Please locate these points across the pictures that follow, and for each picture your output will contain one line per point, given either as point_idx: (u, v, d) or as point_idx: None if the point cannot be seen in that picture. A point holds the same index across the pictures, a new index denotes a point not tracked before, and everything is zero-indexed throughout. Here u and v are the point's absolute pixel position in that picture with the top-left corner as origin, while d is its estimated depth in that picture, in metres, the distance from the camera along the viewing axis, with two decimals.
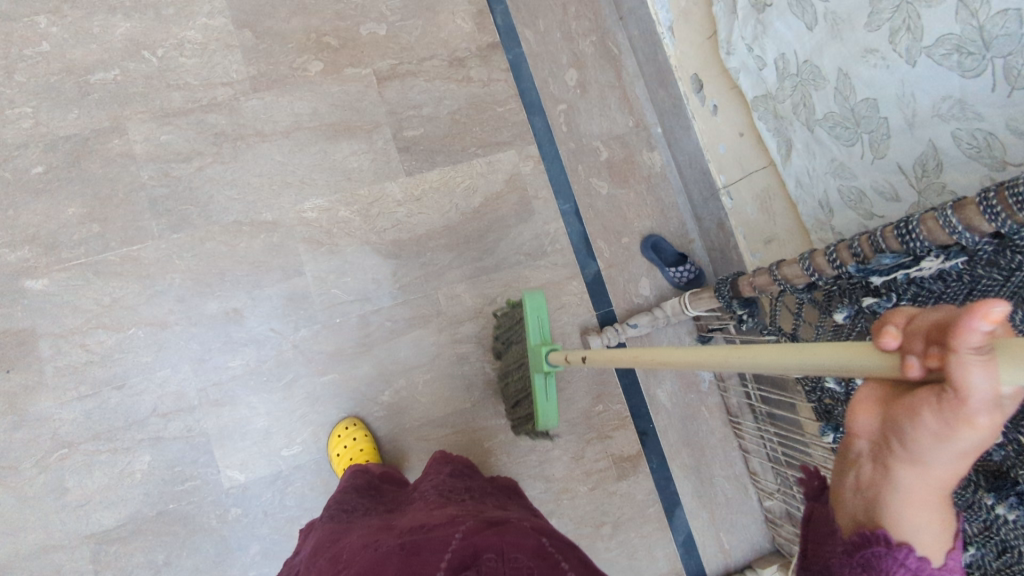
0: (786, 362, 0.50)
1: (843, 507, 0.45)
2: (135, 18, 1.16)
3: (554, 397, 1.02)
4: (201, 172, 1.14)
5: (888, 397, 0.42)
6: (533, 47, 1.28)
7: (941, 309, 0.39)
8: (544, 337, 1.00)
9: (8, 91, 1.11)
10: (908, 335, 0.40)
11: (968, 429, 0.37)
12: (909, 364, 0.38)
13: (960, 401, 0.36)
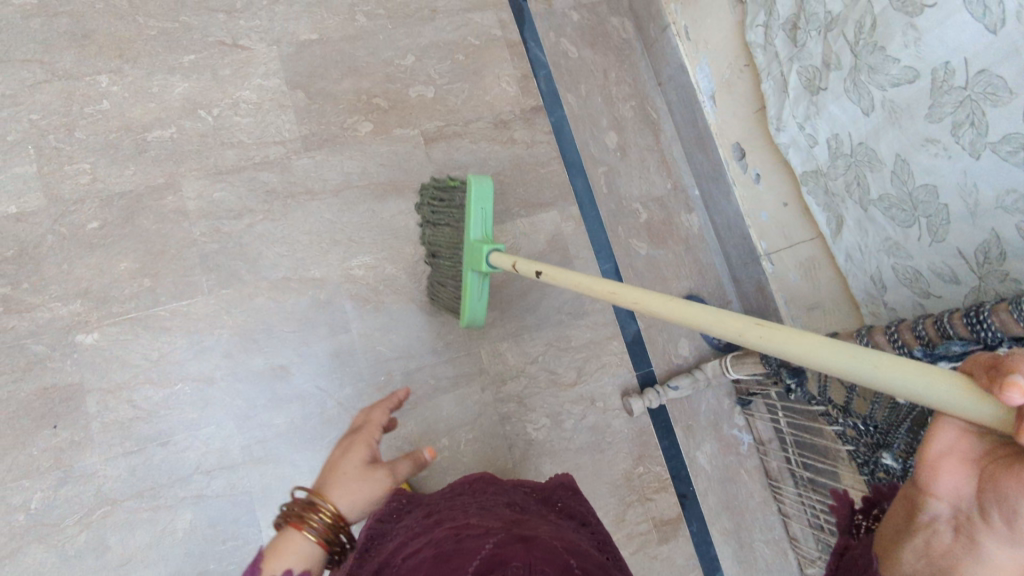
0: (851, 365, 0.46)
1: (900, 557, 0.47)
2: (192, 79, 1.19)
3: (483, 297, 1.05)
4: (251, 229, 1.16)
5: (995, 464, 0.44)
6: (575, 111, 1.31)
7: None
8: (485, 236, 0.99)
9: (68, 148, 1.13)
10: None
11: None
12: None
13: None
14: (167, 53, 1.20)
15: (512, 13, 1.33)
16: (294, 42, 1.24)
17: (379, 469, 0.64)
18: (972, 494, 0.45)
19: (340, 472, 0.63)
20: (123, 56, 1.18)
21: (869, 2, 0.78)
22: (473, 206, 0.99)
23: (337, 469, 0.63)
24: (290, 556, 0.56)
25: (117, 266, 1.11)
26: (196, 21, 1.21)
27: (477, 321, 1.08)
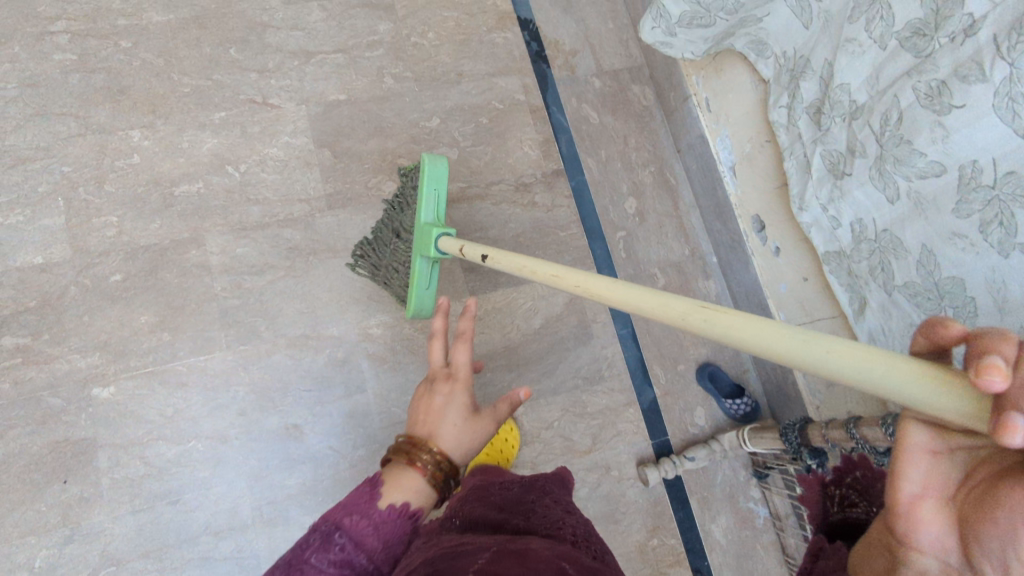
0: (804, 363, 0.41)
1: None
2: (222, 135, 1.21)
3: (433, 288, 1.06)
4: (272, 285, 1.16)
5: (979, 498, 0.41)
6: (595, 175, 1.33)
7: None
8: (436, 219, 1.01)
9: (97, 201, 1.15)
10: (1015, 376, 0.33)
11: None
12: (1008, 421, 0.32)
13: None
14: (199, 109, 1.22)
15: (535, 79, 1.36)
16: (322, 101, 1.26)
17: (478, 419, 0.69)
18: (958, 543, 0.41)
19: (444, 421, 0.67)
20: (155, 111, 1.20)
21: (894, 97, 0.80)
22: (425, 186, 0.99)
23: (442, 416, 0.67)
24: (406, 493, 0.61)
25: (137, 320, 1.12)
26: (228, 79, 1.24)
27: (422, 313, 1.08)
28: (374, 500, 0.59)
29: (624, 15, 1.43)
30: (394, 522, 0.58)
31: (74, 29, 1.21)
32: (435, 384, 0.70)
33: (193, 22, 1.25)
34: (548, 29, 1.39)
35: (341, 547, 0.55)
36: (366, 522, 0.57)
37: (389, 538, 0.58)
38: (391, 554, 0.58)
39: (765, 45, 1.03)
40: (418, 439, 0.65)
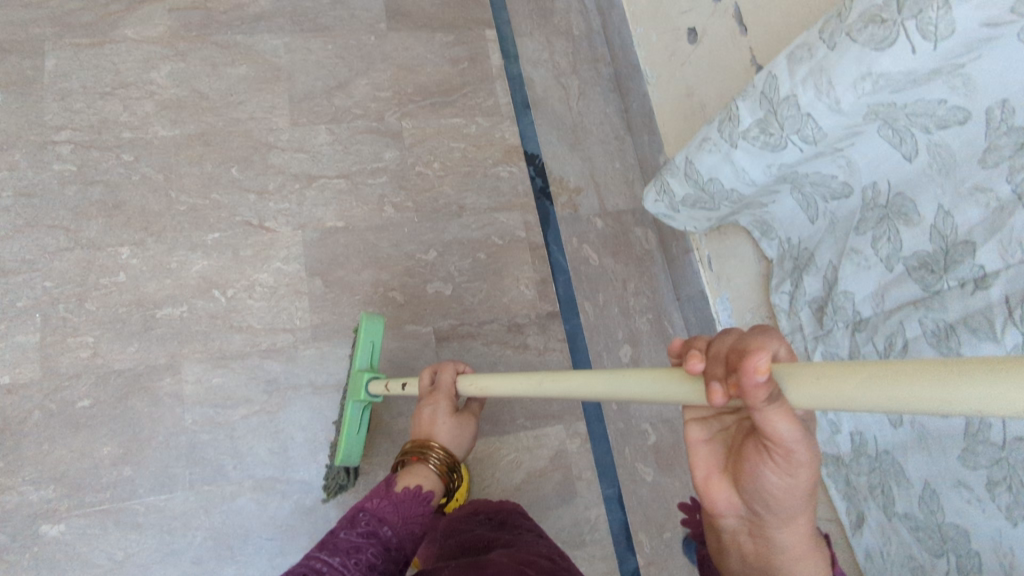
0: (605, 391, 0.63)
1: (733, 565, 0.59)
2: (212, 257, 1.19)
3: (362, 432, 1.07)
4: (245, 420, 1.12)
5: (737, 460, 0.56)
6: (591, 320, 1.30)
7: (727, 336, 0.51)
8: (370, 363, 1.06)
9: (75, 319, 1.12)
10: (711, 360, 0.50)
11: (800, 471, 0.51)
12: (713, 388, 0.48)
13: (783, 452, 0.50)
14: (193, 228, 1.20)
15: (537, 216, 1.34)
16: (319, 227, 1.25)
17: (460, 417, 0.97)
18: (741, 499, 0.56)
19: (436, 426, 0.95)
20: (148, 228, 1.18)
21: (899, 325, 0.76)
22: (359, 338, 1.06)
23: (433, 421, 0.94)
24: (418, 478, 0.89)
25: (99, 451, 1.07)
26: (226, 199, 1.23)
27: (352, 460, 1.07)
28: (389, 488, 0.86)
29: (632, 156, 1.43)
30: (407, 504, 0.84)
31: (77, 140, 1.20)
32: (424, 400, 0.96)
33: (198, 139, 1.25)
34: (555, 165, 1.39)
35: (366, 522, 0.79)
36: (386, 504, 0.83)
37: (404, 514, 0.83)
38: (408, 527, 0.83)
39: (769, 227, 1.01)
40: (422, 442, 0.94)
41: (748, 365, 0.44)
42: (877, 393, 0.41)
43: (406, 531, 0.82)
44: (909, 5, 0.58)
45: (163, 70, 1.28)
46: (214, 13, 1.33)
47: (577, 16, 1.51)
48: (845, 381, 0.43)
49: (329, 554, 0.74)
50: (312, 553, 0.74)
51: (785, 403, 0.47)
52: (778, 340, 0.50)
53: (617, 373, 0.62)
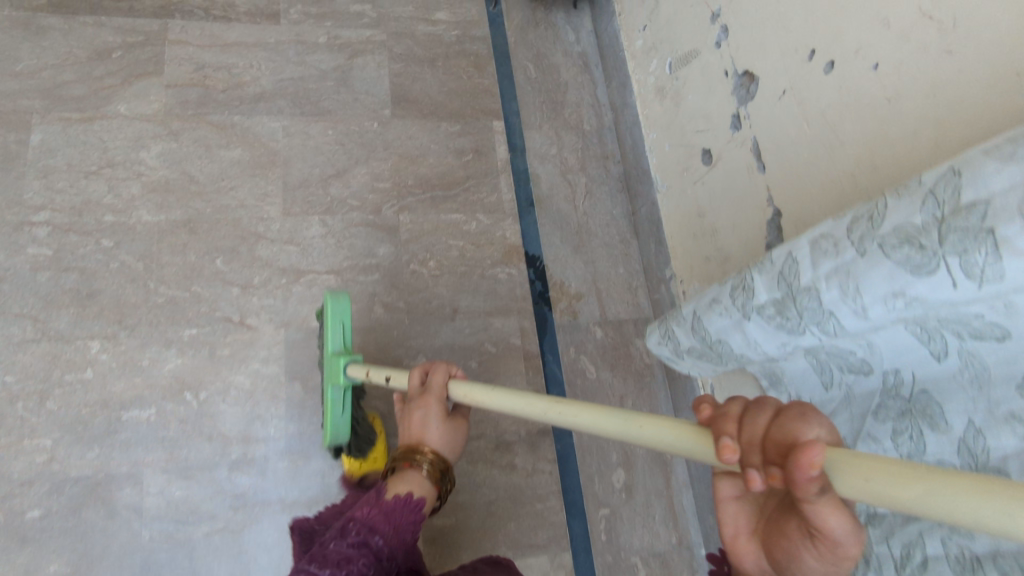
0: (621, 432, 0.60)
1: None
2: (188, 355, 1.13)
3: (349, 412, 1.03)
4: (207, 538, 1.04)
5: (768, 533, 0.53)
6: (584, 438, 1.23)
7: (766, 413, 0.48)
8: (343, 346, 1.02)
9: (33, 418, 1.04)
10: (748, 447, 0.47)
11: (844, 558, 0.47)
12: (754, 477, 0.44)
13: (825, 540, 0.47)
14: (169, 323, 1.14)
15: (534, 323, 1.29)
16: (304, 327, 1.18)
17: (453, 421, 0.87)
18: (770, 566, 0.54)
19: (427, 429, 0.84)
20: (121, 321, 1.12)
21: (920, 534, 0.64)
22: (329, 323, 1.01)
23: (424, 428, 0.84)
24: (410, 485, 0.80)
25: (43, 569, 0.99)
26: (207, 292, 1.17)
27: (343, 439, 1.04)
28: (380, 495, 0.77)
29: (637, 261, 1.38)
30: (399, 511, 0.76)
31: (55, 222, 1.14)
32: (413, 403, 0.85)
33: (183, 226, 1.19)
34: (556, 268, 1.34)
35: (357, 531, 0.72)
36: (377, 512, 0.75)
37: (395, 523, 0.75)
38: (399, 538, 0.75)
39: (779, 379, 0.94)
40: (410, 447, 0.84)
41: (800, 459, 0.41)
42: (933, 506, 0.37)
43: (399, 541, 0.75)
44: (952, 242, 0.52)
45: (154, 150, 1.22)
46: (213, 91, 1.29)
47: (588, 111, 1.48)
48: (900, 485, 0.39)
49: (319, 566, 0.68)
50: (303, 564, 0.68)
51: (835, 494, 0.43)
52: (823, 424, 0.46)
53: (636, 420, 0.58)
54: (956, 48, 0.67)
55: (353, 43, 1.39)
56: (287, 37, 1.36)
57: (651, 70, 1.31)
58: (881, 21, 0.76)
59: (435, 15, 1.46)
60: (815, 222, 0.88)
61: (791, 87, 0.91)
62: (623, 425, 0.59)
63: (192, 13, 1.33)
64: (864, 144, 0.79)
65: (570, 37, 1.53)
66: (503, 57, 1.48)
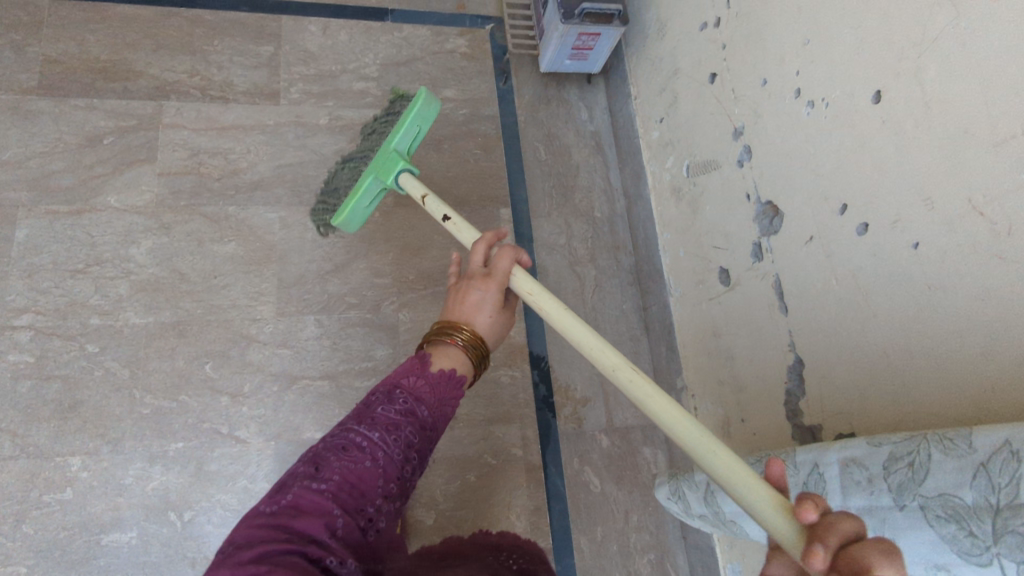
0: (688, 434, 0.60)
1: None
2: (173, 470, 1.08)
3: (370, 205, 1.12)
4: None
5: None
6: (586, 558, 1.18)
7: (860, 526, 0.42)
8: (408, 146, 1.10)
9: (9, 543, 1.00)
10: (823, 535, 0.43)
11: None
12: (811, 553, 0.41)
13: None
14: (155, 436, 1.09)
15: (537, 432, 1.23)
16: (295, 439, 1.14)
17: (503, 312, 0.82)
18: None
19: (479, 313, 0.79)
20: (104, 435, 1.07)
21: None
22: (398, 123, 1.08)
23: (478, 309, 0.79)
24: (453, 361, 0.75)
25: None
26: (195, 401, 1.12)
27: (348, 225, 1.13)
28: (425, 364, 0.73)
29: (646, 361, 1.32)
30: (443, 385, 0.72)
31: (38, 327, 1.09)
32: (472, 282, 0.81)
33: (172, 329, 1.14)
34: (561, 370, 1.28)
35: (404, 400, 0.68)
36: (423, 384, 0.71)
37: (439, 396, 0.71)
38: (442, 410, 0.71)
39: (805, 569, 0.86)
40: (455, 322, 0.79)
41: None
42: None
43: (441, 413, 0.72)
44: (1009, 543, 0.47)
45: (143, 245, 1.17)
46: (207, 179, 1.23)
47: (599, 197, 1.41)
48: None
49: (368, 430, 0.64)
50: (351, 425, 0.64)
51: None
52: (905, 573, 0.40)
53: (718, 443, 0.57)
54: (1010, 258, 0.60)
55: (355, 125, 1.33)
56: (286, 118, 1.30)
57: (668, 167, 1.24)
58: (923, 199, 0.69)
59: (443, 93, 1.40)
60: (841, 381, 0.83)
61: (818, 236, 0.85)
62: (695, 434, 0.59)
63: (188, 93, 1.27)
64: (901, 324, 0.73)
65: (582, 115, 1.46)
66: (513, 137, 1.41)
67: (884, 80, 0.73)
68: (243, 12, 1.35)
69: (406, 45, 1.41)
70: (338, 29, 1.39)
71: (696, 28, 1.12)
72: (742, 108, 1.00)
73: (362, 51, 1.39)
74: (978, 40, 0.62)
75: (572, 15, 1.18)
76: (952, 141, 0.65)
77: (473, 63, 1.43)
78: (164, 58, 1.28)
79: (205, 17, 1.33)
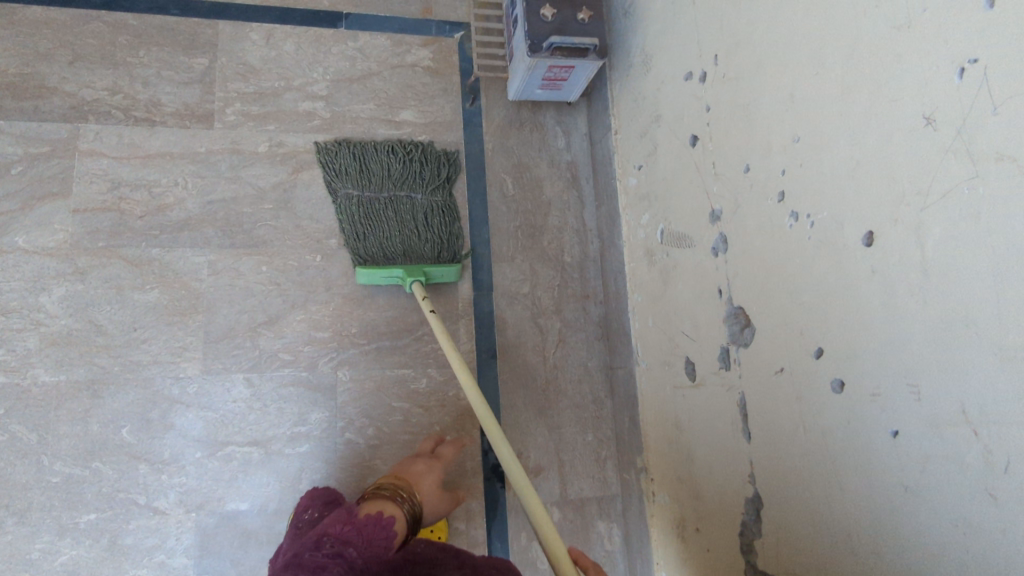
0: (503, 450, 0.82)
1: None
2: (84, 545, 1.00)
3: (384, 279, 1.13)
4: None
5: None
6: None
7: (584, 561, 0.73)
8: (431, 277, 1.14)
9: None
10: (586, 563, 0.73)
11: None
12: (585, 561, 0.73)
13: None
14: (64, 507, 1.01)
15: (482, 504, 1.15)
16: (218, 510, 1.05)
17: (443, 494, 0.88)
18: None
19: (422, 480, 0.87)
20: (9, 505, 0.99)
21: None
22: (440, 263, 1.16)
23: (422, 479, 0.87)
24: (382, 505, 0.74)
25: None
26: (109, 468, 1.03)
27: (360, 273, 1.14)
28: (351, 512, 0.69)
29: (608, 426, 1.21)
30: (371, 527, 0.68)
31: None
32: (421, 462, 0.92)
33: (85, 388, 1.04)
34: (515, 436, 1.18)
35: (331, 542, 0.62)
36: (351, 528, 0.65)
37: (369, 539, 0.66)
38: (374, 554, 0.65)
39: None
40: (400, 482, 0.82)
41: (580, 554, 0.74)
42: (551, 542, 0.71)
43: (375, 557, 0.65)
44: None
45: (55, 293, 1.07)
46: (129, 217, 1.11)
47: (571, 238, 1.27)
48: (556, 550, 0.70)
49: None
50: None
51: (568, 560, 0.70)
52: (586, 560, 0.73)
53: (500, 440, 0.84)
54: (1001, 498, 0.48)
55: (299, 153, 1.19)
56: (221, 145, 1.17)
57: (642, 224, 1.10)
58: (908, 381, 0.56)
59: (400, 115, 1.24)
60: (800, 546, 0.72)
61: (789, 368, 0.72)
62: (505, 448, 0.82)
63: (108, 115, 1.14)
64: (867, 512, 0.61)
65: (559, 142, 1.30)
66: (477, 168, 1.26)
67: (880, 219, 0.59)
68: (174, 16, 1.19)
69: (361, 57, 1.25)
70: (283, 37, 1.23)
71: (681, 76, 0.96)
72: (721, 187, 0.86)
73: (310, 64, 1.23)
74: (997, 215, 0.48)
75: (539, 47, 1.02)
76: (950, 326, 0.52)
77: (437, 79, 1.27)
78: (81, 72, 1.14)
79: (130, 22, 1.17)
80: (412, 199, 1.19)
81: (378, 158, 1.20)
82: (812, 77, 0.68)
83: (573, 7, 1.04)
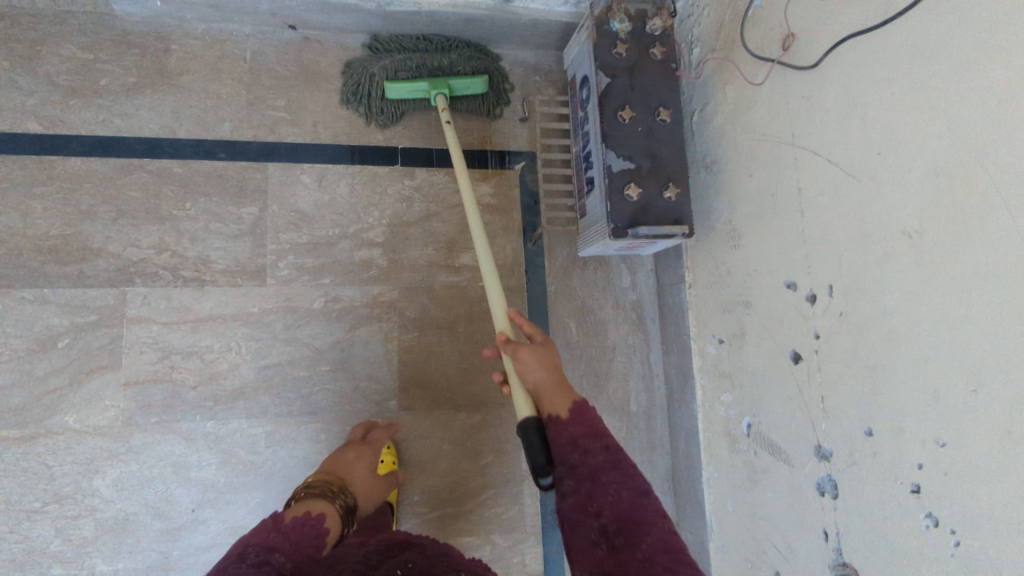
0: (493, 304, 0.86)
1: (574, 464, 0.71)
2: None
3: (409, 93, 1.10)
4: None
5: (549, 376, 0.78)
6: None
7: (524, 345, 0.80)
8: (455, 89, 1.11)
9: None
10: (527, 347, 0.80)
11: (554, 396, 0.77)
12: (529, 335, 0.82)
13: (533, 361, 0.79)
14: None
15: None
16: None
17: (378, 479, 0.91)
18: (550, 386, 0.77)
19: (354, 467, 0.89)
20: None
21: None
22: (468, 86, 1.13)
23: (353, 467, 0.89)
24: (307, 506, 0.75)
25: None
26: None
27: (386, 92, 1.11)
28: (277, 520, 0.71)
29: None
30: (299, 528, 0.70)
31: None
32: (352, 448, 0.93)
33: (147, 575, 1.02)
34: None
35: (257, 552, 0.64)
36: (275, 533, 0.68)
37: (297, 541, 0.69)
38: (303, 554, 0.68)
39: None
40: (334, 475, 0.85)
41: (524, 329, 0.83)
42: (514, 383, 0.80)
43: (305, 557, 0.68)
44: None
45: (108, 475, 1.02)
46: (181, 387, 1.06)
47: (636, 385, 1.22)
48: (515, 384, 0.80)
49: None
50: None
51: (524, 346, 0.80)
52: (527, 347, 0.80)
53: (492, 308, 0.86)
54: None
55: (355, 308, 1.13)
56: (274, 303, 1.10)
57: (722, 402, 1.04)
58: None
59: (460, 260, 1.18)
60: None
61: None
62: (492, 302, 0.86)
63: (155, 276, 1.07)
64: None
65: (624, 281, 1.24)
66: (540, 314, 1.20)
67: None
68: (221, 160, 1.11)
69: (418, 196, 1.17)
70: (336, 177, 1.15)
71: (779, 277, 0.88)
72: (831, 428, 0.80)
73: (365, 207, 1.15)
74: None
75: (622, 231, 0.94)
76: None
77: (498, 217, 1.20)
78: (125, 229, 1.07)
79: (174, 168, 1.09)
80: (451, 59, 1.13)
81: (410, 38, 1.14)
82: (971, 396, 0.61)
83: (658, 183, 0.96)
